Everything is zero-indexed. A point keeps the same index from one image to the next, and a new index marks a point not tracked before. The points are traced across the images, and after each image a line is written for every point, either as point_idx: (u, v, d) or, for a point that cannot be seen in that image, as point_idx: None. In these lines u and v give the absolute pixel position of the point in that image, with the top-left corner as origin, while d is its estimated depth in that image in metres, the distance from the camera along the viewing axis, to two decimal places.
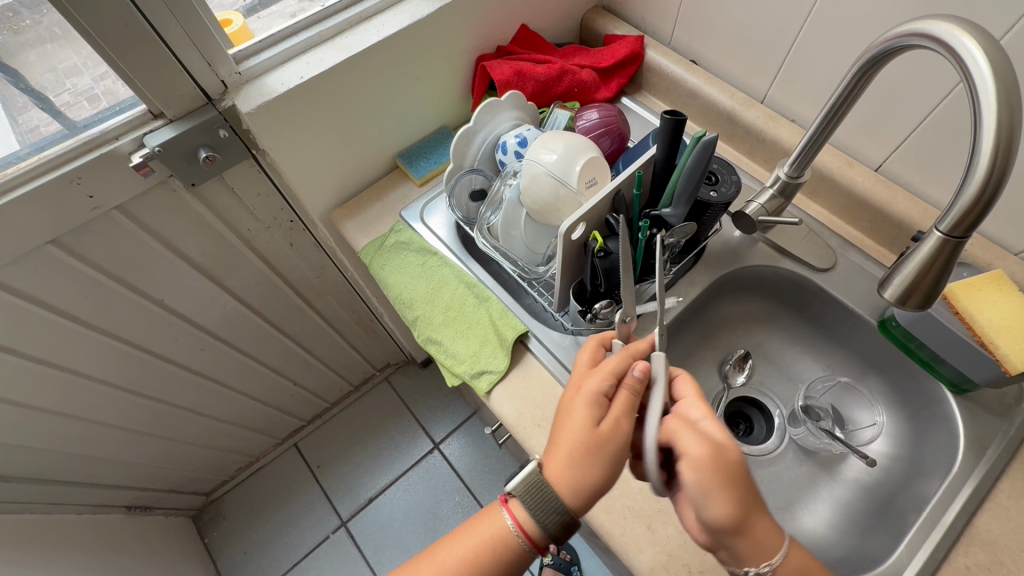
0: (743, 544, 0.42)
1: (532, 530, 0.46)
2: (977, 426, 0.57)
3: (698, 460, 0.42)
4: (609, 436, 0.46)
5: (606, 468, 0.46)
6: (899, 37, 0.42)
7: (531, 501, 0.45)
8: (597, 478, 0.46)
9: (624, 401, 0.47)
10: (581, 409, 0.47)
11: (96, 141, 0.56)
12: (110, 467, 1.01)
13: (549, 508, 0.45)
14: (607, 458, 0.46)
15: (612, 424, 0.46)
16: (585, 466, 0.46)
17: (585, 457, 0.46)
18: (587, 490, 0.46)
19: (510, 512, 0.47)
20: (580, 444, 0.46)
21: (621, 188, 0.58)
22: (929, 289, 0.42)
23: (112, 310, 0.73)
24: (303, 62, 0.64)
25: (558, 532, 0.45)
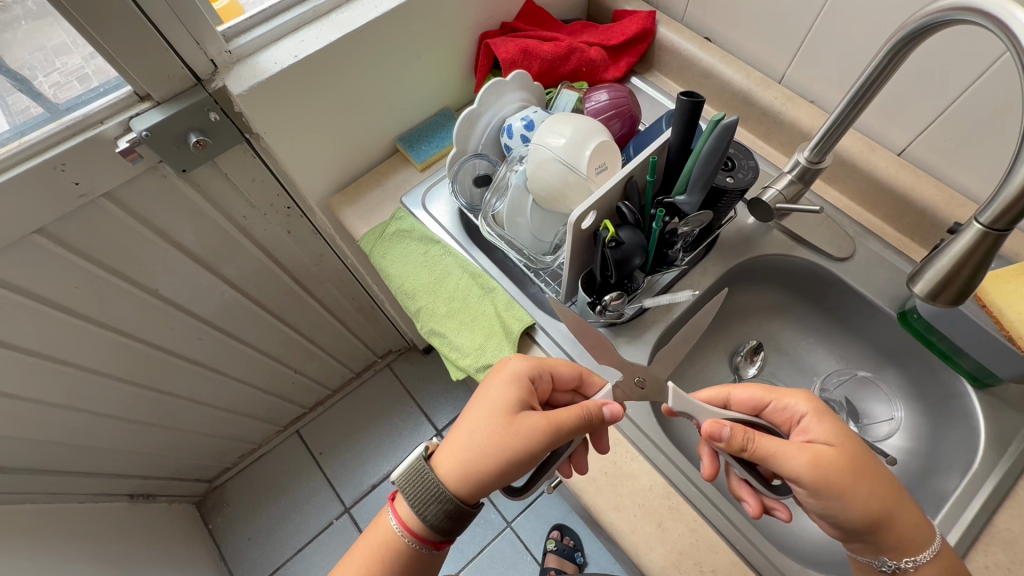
0: (889, 536, 0.42)
1: (414, 524, 0.47)
2: (999, 423, 0.55)
3: (839, 452, 0.42)
4: (522, 430, 0.46)
5: (505, 461, 0.45)
6: (944, 11, 0.39)
7: (409, 490, 0.46)
8: (493, 468, 0.45)
9: (570, 411, 0.46)
10: (504, 390, 0.48)
11: (81, 125, 0.53)
12: (111, 456, 1.00)
13: (429, 492, 0.45)
14: (512, 450, 0.45)
15: (534, 422, 0.46)
16: (485, 449, 0.46)
17: (490, 437, 0.46)
18: (481, 477, 0.45)
19: (393, 510, 0.48)
20: (490, 415, 0.47)
21: (634, 174, 0.55)
22: (963, 286, 0.40)
23: (104, 300, 0.71)
24: (297, 40, 0.60)
25: (430, 521, 0.45)
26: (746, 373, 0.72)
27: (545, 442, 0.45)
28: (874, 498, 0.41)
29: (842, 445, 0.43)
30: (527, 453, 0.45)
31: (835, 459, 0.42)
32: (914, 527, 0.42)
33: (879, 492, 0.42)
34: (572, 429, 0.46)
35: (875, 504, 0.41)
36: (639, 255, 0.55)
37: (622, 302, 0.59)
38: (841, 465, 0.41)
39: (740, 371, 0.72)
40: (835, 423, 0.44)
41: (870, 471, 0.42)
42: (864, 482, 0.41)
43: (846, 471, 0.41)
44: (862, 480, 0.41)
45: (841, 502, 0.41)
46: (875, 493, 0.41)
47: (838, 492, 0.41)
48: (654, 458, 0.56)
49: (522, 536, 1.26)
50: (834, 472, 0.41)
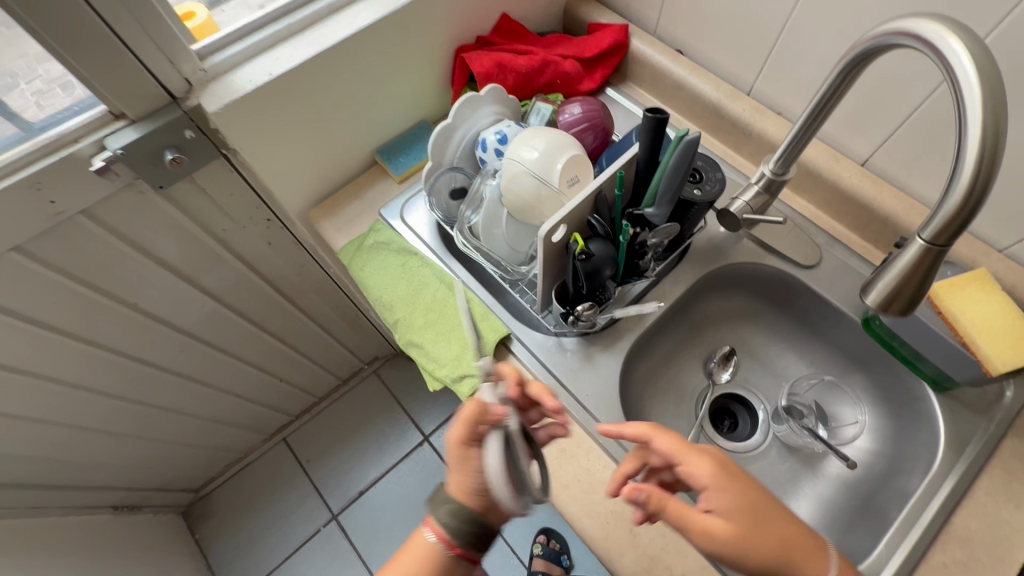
0: None
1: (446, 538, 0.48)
2: (957, 423, 0.57)
3: (729, 524, 0.43)
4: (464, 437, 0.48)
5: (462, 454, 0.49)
6: (886, 35, 0.41)
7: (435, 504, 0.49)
8: (461, 463, 0.49)
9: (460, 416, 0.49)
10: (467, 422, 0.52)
11: (56, 144, 0.53)
12: (94, 470, 1.00)
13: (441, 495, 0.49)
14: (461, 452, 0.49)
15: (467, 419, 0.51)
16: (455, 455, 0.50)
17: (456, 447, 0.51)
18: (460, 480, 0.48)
19: (430, 529, 0.49)
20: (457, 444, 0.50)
21: (603, 187, 0.57)
22: (911, 298, 0.42)
23: (82, 315, 0.71)
24: (271, 58, 0.61)
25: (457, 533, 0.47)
26: (720, 379, 0.73)
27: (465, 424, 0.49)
28: (772, 564, 0.43)
29: (736, 517, 0.43)
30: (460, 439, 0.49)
31: (727, 532, 0.42)
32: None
33: (781, 556, 0.43)
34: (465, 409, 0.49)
35: (771, 567, 0.43)
36: (609, 266, 0.57)
37: (592, 312, 0.61)
38: (731, 538, 0.42)
39: (713, 377, 0.73)
40: (738, 494, 0.44)
41: (771, 538, 0.43)
42: (764, 549, 0.43)
43: (739, 547, 0.42)
44: (760, 547, 0.43)
45: (736, 566, 0.43)
46: (767, 558, 0.43)
47: (732, 559, 0.43)
48: None
49: (510, 540, 1.27)
50: (728, 548, 0.42)
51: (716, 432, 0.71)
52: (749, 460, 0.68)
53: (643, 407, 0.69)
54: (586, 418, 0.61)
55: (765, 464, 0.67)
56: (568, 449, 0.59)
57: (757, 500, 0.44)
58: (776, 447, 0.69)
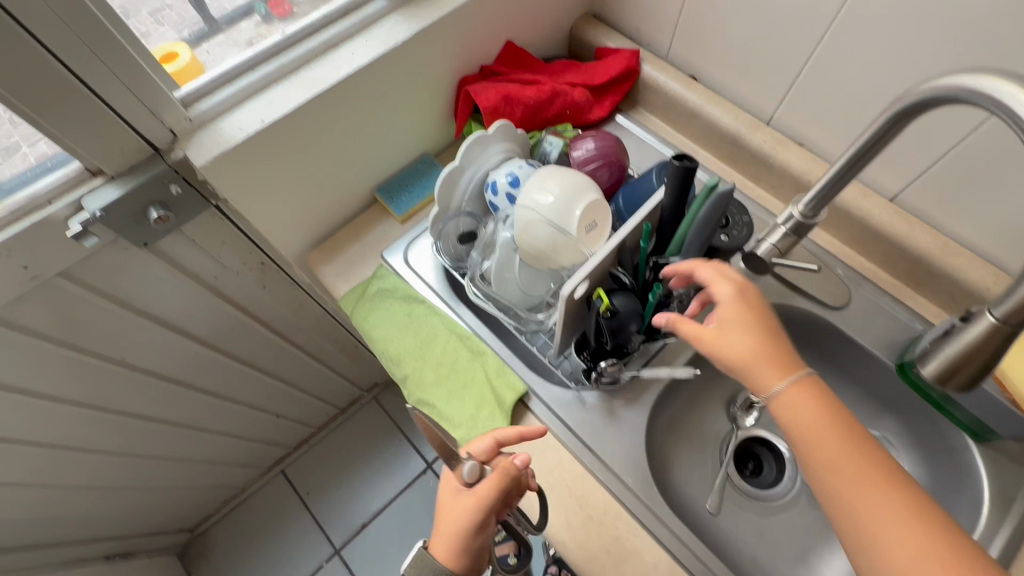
0: (753, 380, 0.44)
1: None
2: (1001, 478, 0.54)
3: (725, 304, 0.47)
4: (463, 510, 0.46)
5: (468, 537, 0.45)
6: (948, 91, 0.37)
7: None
8: (463, 545, 0.45)
9: (487, 484, 0.46)
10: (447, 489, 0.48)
11: (28, 207, 0.48)
12: (83, 524, 0.94)
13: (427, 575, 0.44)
14: (463, 527, 0.45)
15: (472, 494, 0.46)
16: (449, 534, 0.45)
17: (449, 522, 0.46)
18: (457, 558, 0.45)
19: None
20: (446, 520, 0.46)
21: (626, 240, 0.54)
22: (974, 374, 0.39)
23: (63, 374, 0.66)
24: (264, 101, 0.56)
25: None
26: (744, 424, 0.70)
27: (486, 508, 0.45)
28: (758, 371, 0.44)
29: (737, 311, 0.46)
30: (476, 525, 0.45)
31: (726, 320, 0.46)
32: (803, 416, 0.42)
33: (766, 366, 0.44)
34: (495, 490, 0.46)
35: (745, 358, 0.45)
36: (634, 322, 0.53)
37: (613, 368, 0.57)
38: (726, 324, 0.46)
39: (737, 421, 0.70)
40: (752, 310, 0.46)
41: (757, 347, 0.45)
42: (746, 353, 0.45)
43: (723, 339, 0.45)
44: (752, 354, 0.45)
45: (717, 351, 0.46)
46: (741, 345, 0.45)
47: (720, 341, 0.46)
48: (658, 531, 0.55)
49: None
50: (726, 343, 0.45)
51: (739, 475, 0.68)
52: (777, 510, 0.66)
53: (668, 458, 0.65)
54: (612, 481, 0.57)
55: (794, 515, 0.65)
56: (595, 516, 0.56)
57: (770, 322, 0.46)
58: (806, 495, 0.66)
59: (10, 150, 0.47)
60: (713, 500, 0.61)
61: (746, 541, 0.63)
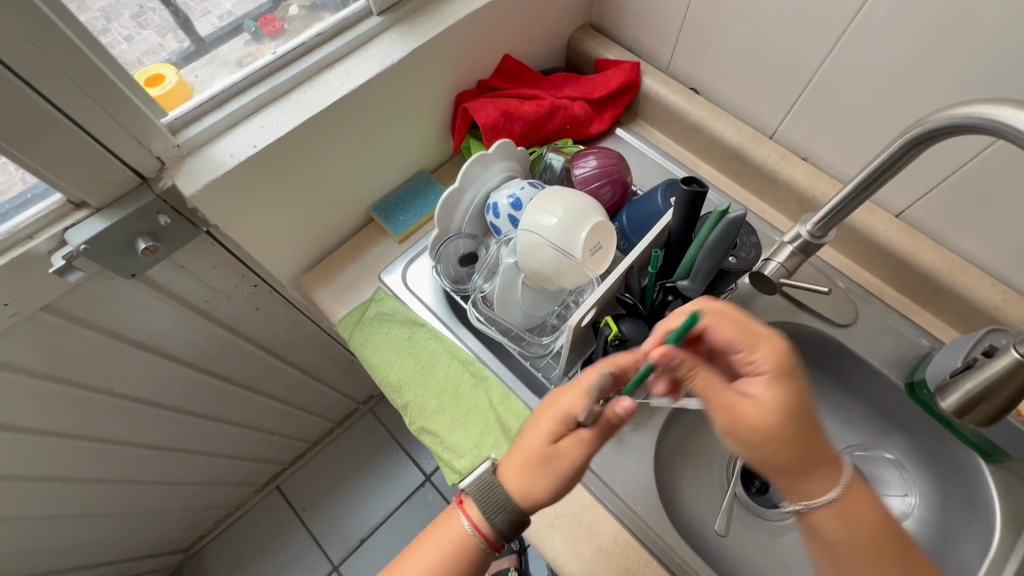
0: (789, 483, 0.39)
1: (487, 531, 0.45)
2: (1013, 499, 0.54)
3: (765, 384, 0.38)
4: (564, 452, 0.44)
5: (558, 480, 0.44)
6: (972, 119, 0.36)
7: (484, 503, 0.45)
8: (551, 485, 0.44)
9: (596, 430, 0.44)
10: (546, 423, 0.45)
11: (6, 243, 0.46)
12: (73, 553, 0.91)
13: (499, 503, 0.44)
14: (557, 468, 0.44)
15: (574, 441, 0.44)
16: (538, 473, 0.44)
17: (542, 461, 0.44)
18: (538, 496, 0.44)
19: (465, 514, 0.46)
20: (538, 458, 0.44)
21: (633, 264, 0.53)
22: (995, 411, 0.38)
23: (48, 407, 0.63)
24: (255, 125, 0.54)
25: (508, 531, 0.45)
26: None
27: (585, 456, 0.44)
28: (801, 479, 0.38)
29: (772, 407, 0.38)
30: (572, 472, 0.44)
31: (754, 418, 0.38)
32: (841, 527, 0.38)
33: (808, 477, 0.38)
34: (599, 441, 0.44)
35: (782, 460, 0.38)
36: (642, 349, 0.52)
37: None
38: (759, 427, 0.38)
39: None
40: (797, 405, 0.38)
41: (798, 452, 0.38)
42: (786, 459, 0.38)
43: (757, 439, 0.38)
44: (793, 463, 0.38)
45: (747, 447, 0.39)
46: (781, 450, 0.38)
47: (753, 440, 0.38)
48: (669, 561, 0.54)
49: None
50: (759, 448, 0.38)
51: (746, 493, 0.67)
52: (785, 530, 0.65)
53: (676, 481, 0.64)
54: (621, 510, 0.56)
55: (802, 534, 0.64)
56: (604, 546, 0.55)
57: (813, 418, 0.38)
58: None
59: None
60: (720, 524, 0.61)
61: (755, 563, 0.62)
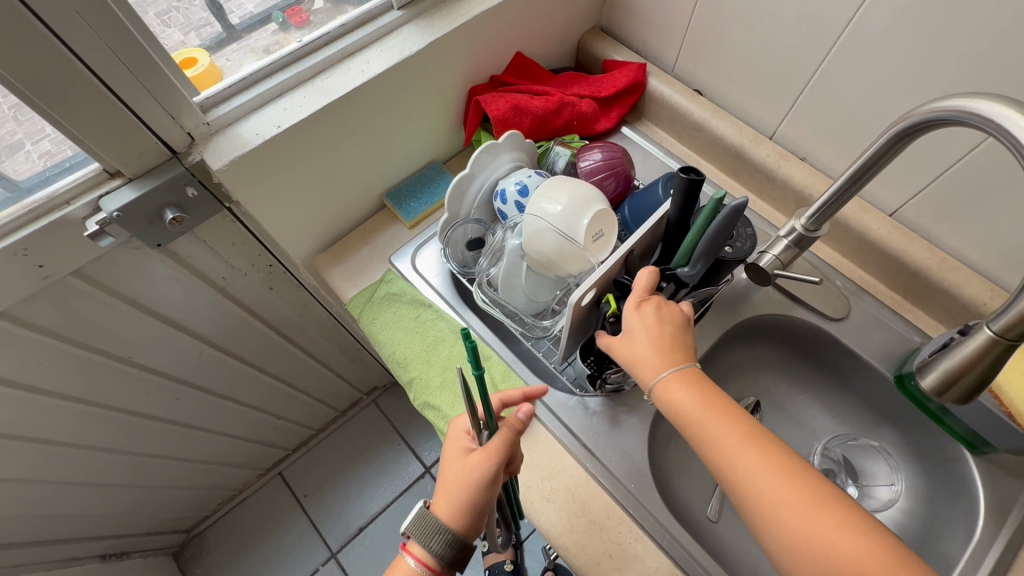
0: (643, 373, 0.50)
1: (432, 564, 0.46)
2: (997, 490, 0.55)
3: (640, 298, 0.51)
4: (475, 459, 0.46)
5: (475, 490, 0.46)
6: (952, 112, 0.39)
7: (417, 532, 0.46)
8: (472, 495, 0.46)
9: (501, 432, 0.47)
10: (453, 445, 0.50)
11: (45, 207, 0.49)
12: (85, 522, 0.95)
13: (430, 528, 0.45)
14: (474, 476, 0.46)
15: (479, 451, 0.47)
16: (455, 486, 0.46)
17: (454, 479, 0.47)
18: (462, 512, 0.46)
19: (409, 553, 0.46)
20: (456, 471, 0.47)
21: (634, 248, 0.55)
22: (972, 385, 0.41)
23: (69, 371, 0.66)
24: (280, 108, 0.58)
25: (449, 554, 0.45)
26: None
27: (494, 464, 0.46)
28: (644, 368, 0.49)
29: (644, 319, 0.50)
30: (483, 484, 0.46)
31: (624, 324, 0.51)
32: (686, 402, 0.47)
33: (653, 367, 0.49)
34: (504, 446, 0.47)
35: (636, 352, 0.50)
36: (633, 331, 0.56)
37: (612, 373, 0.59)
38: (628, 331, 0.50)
39: None
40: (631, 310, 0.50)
41: (654, 350, 0.49)
42: (639, 354, 0.50)
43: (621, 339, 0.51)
44: (641, 355, 0.50)
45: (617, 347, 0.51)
46: (635, 346, 0.50)
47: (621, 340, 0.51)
48: (659, 536, 0.56)
49: None
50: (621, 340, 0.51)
51: None
52: None
53: (669, 465, 0.66)
54: (613, 486, 0.58)
55: None
56: (596, 520, 0.57)
57: (667, 330, 0.50)
58: None
59: (13, 147, 0.47)
60: (713, 508, 0.62)
61: (745, 548, 0.64)
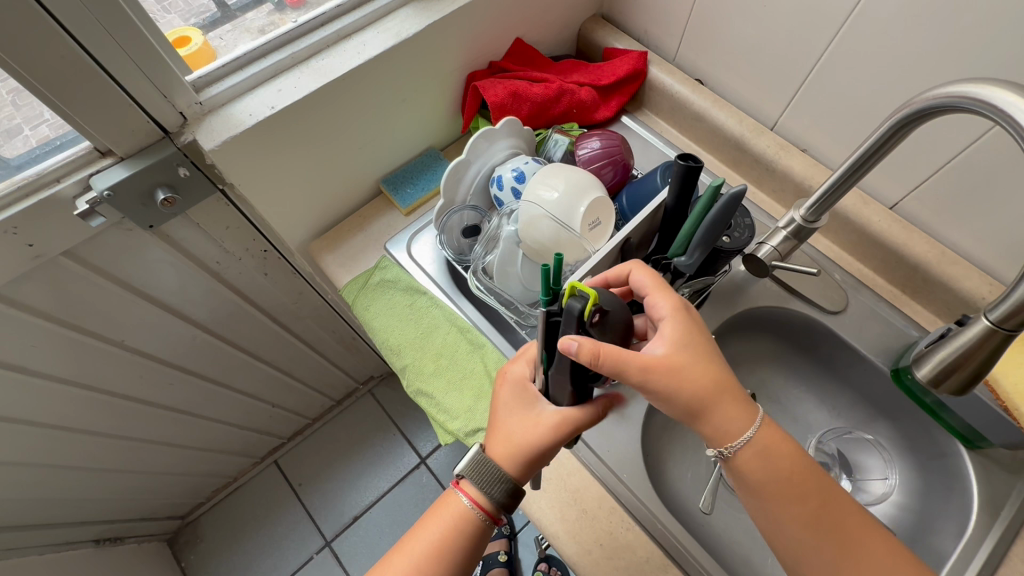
0: (717, 423, 0.42)
1: (487, 505, 0.47)
2: (991, 484, 0.55)
3: (674, 312, 0.44)
4: (546, 425, 0.45)
5: (541, 453, 0.45)
6: (956, 99, 0.38)
7: (477, 475, 0.46)
8: (538, 455, 0.45)
9: (583, 412, 0.46)
10: (519, 395, 0.48)
11: (34, 185, 0.48)
12: (80, 506, 0.95)
13: (492, 475, 0.46)
14: (541, 442, 0.45)
15: (551, 417, 0.46)
16: (521, 445, 0.45)
17: (519, 435, 0.46)
18: (523, 467, 0.46)
19: (465, 492, 0.47)
20: (524, 428, 0.46)
21: (629, 236, 0.55)
22: (968, 377, 0.41)
23: (62, 354, 0.66)
24: (274, 89, 0.57)
25: (506, 499, 0.46)
26: None
27: (565, 436, 0.45)
28: (713, 410, 0.42)
29: (693, 346, 0.43)
30: (549, 448, 0.45)
31: (683, 352, 0.42)
32: (766, 468, 0.42)
33: (728, 414, 0.42)
34: (583, 423, 0.46)
35: (707, 393, 0.41)
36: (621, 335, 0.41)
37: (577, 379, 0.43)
38: (691, 366, 0.42)
39: None
40: (692, 334, 0.43)
41: (719, 389, 0.42)
42: (709, 397, 0.41)
43: (686, 376, 0.41)
44: (710, 397, 0.41)
45: (678, 387, 0.41)
46: (706, 384, 0.41)
47: (682, 374, 0.41)
48: (651, 526, 0.55)
49: None
50: (683, 376, 0.41)
51: (731, 477, 0.68)
52: None
53: (663, 456, 0.66)
54: (606, 475, 0.58)
55: None
56: (588, 509, 0.56)
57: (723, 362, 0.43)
58: None
59: (11, 132, 0.47)
60: (704, 500, 0.59)
61: (737, 540, 0.63)
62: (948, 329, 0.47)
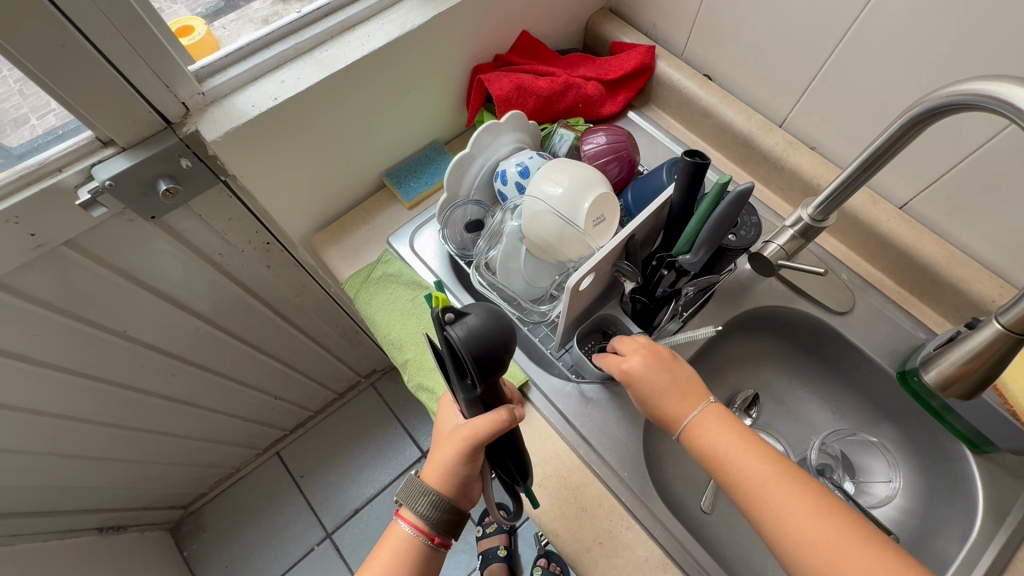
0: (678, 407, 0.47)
1: (419, 523, 0.49)
2: (997, 490, 0.54)
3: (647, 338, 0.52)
4: (453, 437, 0.46)
5: (453, 464, 0.46)
6: (970, 96, 0.37)
7: (405, 492, 0.49)
8: (451, 466, 0.46)
9: (484, 418, 0.45)
10: (448, 416, 0.51)
11: (37, 173, 0.48)
12: (83, 495, 0.95)
13: (415, 490, 0.48)
14: (451, 453, 0.46)
15: (458, 429, 0.47)
16: (437, 456, 0.48)
17: (438, 449, 0.48)
18: (444, 479, 0.47)
19: (402, 511, 0.50)
20: (442, 443, 0.48)
21: (633, 234, 0.53)
22: (975, 382, 0.40)
23: (64, 344, 0.66)
24: (276, 80, 0.56)
25: (432, 515, 0.47)
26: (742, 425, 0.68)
27: (470, 445, 0.45)
28: (675, 400, 0.48)
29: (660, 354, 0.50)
30: (457, 458, 0.46)
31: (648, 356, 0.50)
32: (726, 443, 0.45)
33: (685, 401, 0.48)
34: (485, 431, 0.44)
35: (669, 385, 0.48)
36: (477, 352, 0.39)
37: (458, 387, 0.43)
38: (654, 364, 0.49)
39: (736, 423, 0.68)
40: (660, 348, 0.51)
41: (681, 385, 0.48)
42: (672, 389, 0.48)
43: (652, 370, 0.49)
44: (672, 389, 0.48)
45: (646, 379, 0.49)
46: (667, 380, 0.49)
47: (650, 370, 0.49)
48: (650, 525, 0.55)
49: None
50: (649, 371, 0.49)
51: None
52: None
53: (664, 455, 0.65)
54: (607, 474, 0.58)
55: None
56: (588, 507, 0.56)
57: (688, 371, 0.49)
58: None
59: (18, 121, 0.47)
60: None
61: (738, 541, 0.63)
62: (956, 332, 0.46)
